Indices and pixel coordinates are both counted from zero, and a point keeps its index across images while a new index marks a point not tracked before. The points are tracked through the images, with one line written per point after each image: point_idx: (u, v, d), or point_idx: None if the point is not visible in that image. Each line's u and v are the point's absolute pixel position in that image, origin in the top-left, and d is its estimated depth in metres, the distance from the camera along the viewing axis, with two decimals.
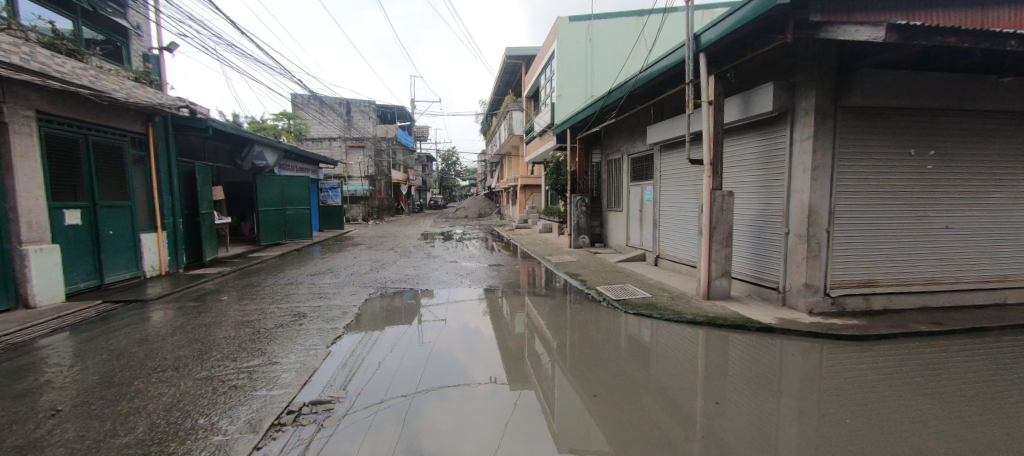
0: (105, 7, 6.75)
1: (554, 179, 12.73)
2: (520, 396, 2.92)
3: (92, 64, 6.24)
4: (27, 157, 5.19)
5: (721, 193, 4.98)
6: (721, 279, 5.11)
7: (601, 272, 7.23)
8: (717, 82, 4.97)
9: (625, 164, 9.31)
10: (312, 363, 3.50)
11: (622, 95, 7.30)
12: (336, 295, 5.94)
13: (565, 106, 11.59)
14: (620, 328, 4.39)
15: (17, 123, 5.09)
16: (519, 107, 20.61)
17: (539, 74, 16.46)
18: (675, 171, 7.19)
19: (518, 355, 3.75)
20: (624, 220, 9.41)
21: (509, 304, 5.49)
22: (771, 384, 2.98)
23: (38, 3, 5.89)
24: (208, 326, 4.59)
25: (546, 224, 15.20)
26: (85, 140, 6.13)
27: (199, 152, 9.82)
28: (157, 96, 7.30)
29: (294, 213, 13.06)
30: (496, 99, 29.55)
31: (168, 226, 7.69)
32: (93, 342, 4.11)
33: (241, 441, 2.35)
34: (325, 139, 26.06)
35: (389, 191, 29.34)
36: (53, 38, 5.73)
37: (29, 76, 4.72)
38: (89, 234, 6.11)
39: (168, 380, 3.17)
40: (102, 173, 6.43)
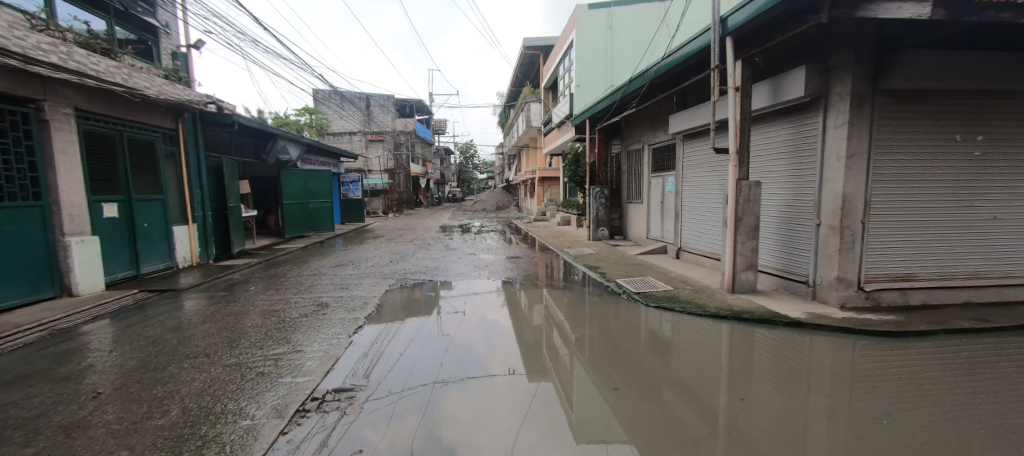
0: (135, 7, 6.96)
1: (573, 171, 12.59)
2: (538, 388, 2.91)
3: (124, 63, 6.47)
4: (68, 152, 5.45)
5: (747, 183, 4.81)
6: (746, 273, 4.96)
7: (621, 265, 7.15)
8: (745, 68, 4.76)
9: (645, 155, 9.13)
10: (336, 352, 3.58)
11: (643, 84, 7.11)
12: (358, 286, 6.06)
13: (584, 96, 11.38)
14: (639, 322, 4.32)
15: (58, 119, 5.33)
16: (537, 99, 20.40)
17: (557, 64, 16.21)
18: (699, 161, 6.98)
19: (536, 347, 3.73)
20: (644, 213, 9.25)
21: (528, 296, 5.48)
22: (799, 381, 2.88)
23: (74, 4, 6.10)
24: (237, 314, 4.76)
25: (565, 217, 15.08)
26: (120, 136, 6.38)
27: (226, 147, 10.10)
28: (185, 93, 7.53)
29: (316, 206, 13.36)
30: (514, 91, 29.35)
31: (198, 218, 7.98)
32: (130, 329, 4.31)
33: (268, 425, 2.42)
34: (346, 133, 26.47)
35: (409, 184, 29.69)
36: (88, 38, 5.95)
37: (68, 75, 4.90)
38: (126, 226, 6.40)
39: (199, 366, 3.30)
40: (136, 168, 6.70)
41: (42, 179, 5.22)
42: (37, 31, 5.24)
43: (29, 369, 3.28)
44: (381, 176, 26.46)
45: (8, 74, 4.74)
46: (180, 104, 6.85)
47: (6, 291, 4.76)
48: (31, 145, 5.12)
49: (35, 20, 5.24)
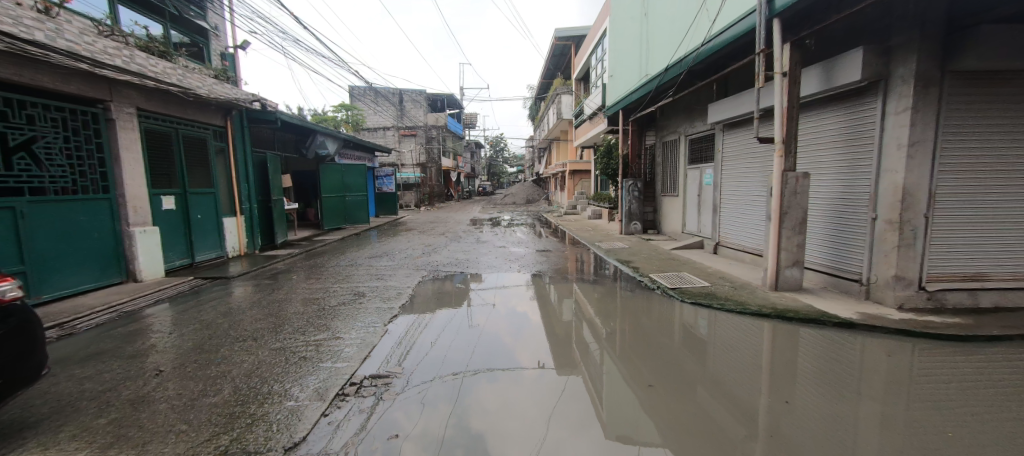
0: (188, 11, 7.39)
1: (605, 164, 12.35)
2: (568, 382, 2.88)
3: (179, 64, 6.90)
4: (131, 149, 5.89)
5: (794, 174, 4.55)
6: (791, 269, 4.70)
7: (655, 259, 6.97)
8: (794, 50, 4.47)
9: (682, 146, 8.81)
10: (371, 340, 3.70)
11: (680, 72, 6.84)
12: (392, 277, 6.24)
13: (616, 86, 11.07)
14: (673, 318, 4.19)
15: (122, 118, 5.76)
16: (569, 91, 20.11)
17: (589, 55, 15.86)
18: (740, 152, 6.66)
19: (565, 341, 3.71)
20: (680, 206, 8.95)
21: (557, 290, 5.45)
22: (849, 384, 2.70)
23: (134, 10, 6.54)
24: (281, 301, 5.02)
25: (596, 210, 14.83)
26: (176, 134, 6.83)
27: (270, 142, 10.61)
28: (233, 91, 7.94)
29: (353, 199, 13.84)
30: (545, 83, 29.02)
31: (246, 210, 8.46)
32: (187, 313, 4.64)
33: (311, 407, 2.55)
34: (380, 129, 27.18)
35: (440, 178, 30.16)
36: (147, 41, 6.38)
37: (130, 77, 5.26)
38: (183, 218, 6.87)
39: (248, 349, 3.51)
40: (191, 163, 7.17)
41: (110, 173, 5.68)
42: (104, 36, 5.68)
43: (102, 347, 3.61)
44: (413, 169, 27.04)
45: (78, 76, 5.16)
46: (228, 102, 7.23)
47: (81, 276, 5.25)
48: (100, 142, 5.58)
49: (102, 26, 5.70)
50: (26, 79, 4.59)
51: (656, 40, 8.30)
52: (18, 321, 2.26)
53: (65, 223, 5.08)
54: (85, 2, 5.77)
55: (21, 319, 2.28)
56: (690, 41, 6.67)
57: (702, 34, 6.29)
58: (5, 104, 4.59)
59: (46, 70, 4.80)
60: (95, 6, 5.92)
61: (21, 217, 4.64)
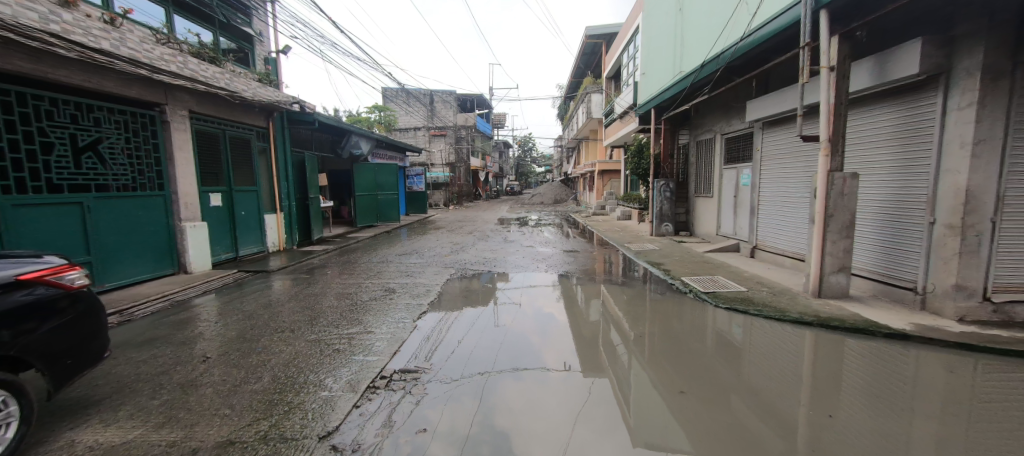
0: (236, 18, 7.80)
1: (635, 163, 12.10)
2: (594, 385, 2.83)
3: (226, 69, 7.30)
4: (184, 149, 6.29)
5: (842, 175, 4.30)
6: (836, 275, 4.44)
7: (687, 262, 6.76)
8: (843, 43, 4.23)
9: (717, 145, 8.51)
10: (401, 335, 3.79)
11: (717, 68, 6.60)
12: (421, 274, 6.36)
13: (648, 84, 10.82)
14: (706, 323, 4.05)
15: (176, 120, 6.16)
16: (599, 89, 19.81)
17: (621, 52, 15.53)
18: (782, 151, 6.35)
19: (592, 343, 3.65)
20: (714, 208, 8.63)
21: (585, 291, 5.38)
22: (900, 400, 2.53)
23: (188, 19, 6.93)
24: (316, 295, 5.22)
25: (626, 211, 14.54)
26: (223, 135, 7.23)
27: (308, 142, 11.08)
28: (275, 94, 8.33)
29: (384, 198, 14.20)
30: (575, 82, 28.70)
31: (285, 207, 8.86)
32: (231, 303, 4.91)
33: (344, 398, 2.64)
34: (411, 129, 27.74)
35: (469, 177, 30.47)
36: (199, 48, 6.80)
37: (184, 81, 5.61)
38: (229, 214, 7.27)
39: (286, 340, 3.67)
40: (236, 163, 7.58)
41: (165, 172, 6.10)
42: (160, 44, 6.11)
43: (156, 333, 3.88)
44: (442, 169, 27.45)
45: (139, 82, 5.56)
46: (270, 104, 7.60)
47: (140, 267, 5.67)
48: (157, 143, 5.99)
49: (160, 35, 6.14)
50: (94, 85, 5.00)
51: (691, 36, 8.06)
52: (85, 305, 2.46)
53: (126, 218, 5.49)
54: (145, 12, 6.13)
55: (88, 304, 2.49)
56: (728, 36, 6.43)
57: (741, 28, 6.05)
58: (77, 107, 5.02)
59: (111, 76, 5.20)
60: (153, 16, 6.28)
61: (88, 211, 5.05)
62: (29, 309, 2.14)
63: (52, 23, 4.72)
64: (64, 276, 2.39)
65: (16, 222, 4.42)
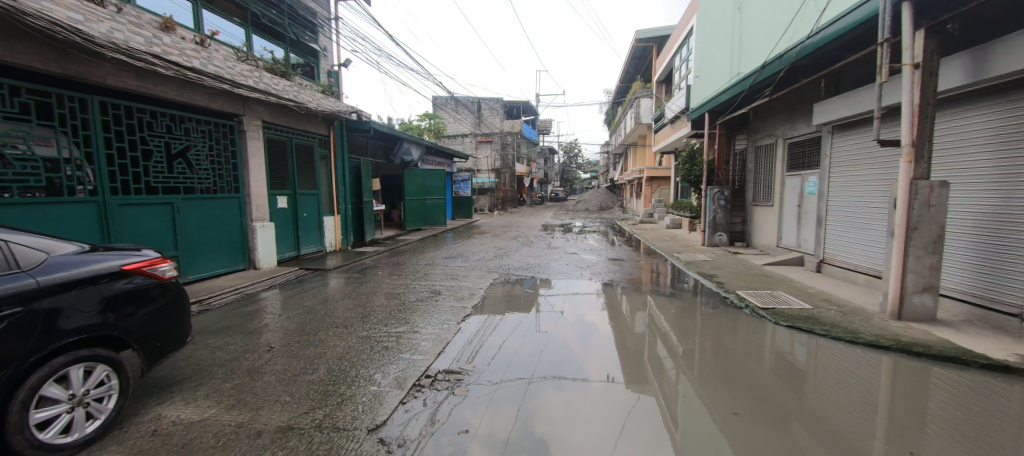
0: (304, 35, 8.45)
1: (687, 170, 11.60)
2: (638, 399, 2.74)
3: (294, 82, 7.94)
4: (257, 156, 6.90)
5: (927, 183, 3.87)
6: (921, 295, 3.98)
7: (742, 274, 6.37)
8: (930, 37, 3.82)
9: (779, 150, 7.97)
10: (445, 336, 3.89)
11: (780, 68, 6.18)
12: (465, 277, 6.50)
13: (702, 87, 10.37)
14: (763, 341, 3.78)
15: (252, 130, 6.77)
16: (648, 94, 19.30)
17: (673, 55, 15.02)
18: (855, 157, 5.82)
19: (637, 355, 3.53)
20: (775, 217, 8.07)
21: (630, 301, 5.21)
22: (1001, 441, 2.20)
23: (264, 38, 7.60)
24: (368, 294, 5.49)
25: (675, 219, 13.96)
26: (290, 142, 7.83)
27: (364, 149, 11.74)
28: (336, 105, 8.92)
29: (433, 202, 14.67)
30: (624, 87, 28.11)
31: (342, 210, 9.42)
32: (293, 298, 5.29)
33: (391, 394, 2.74)
34: (459, 135, 28.44)
35: (514, 183, 30.76)
36: (273, 63, 7.46)
37: (259, 94, 6.17)
38: (293, 215, 7.86)
39: (340, 335, 3.89)
40: (300, 168, 8.18)
41: (241, 176, 6.72)
42: (241, 61, 6.78)
43: (228, 322, 4.26)
44: (488, 174, 27.89)
45: (221, 96, 6.17)
46: (332, 114, 8.14)
47: (217, 262, 6.26)
48: (234, 150, 6.63)
49: (240, 53, 6.80)
50: (186, 99, 5.63)
51: (751, 35, 7.63)
52: (174, 294, 2.75)
53: (207, 218, 6.11)
54: (229, 34, 6.82)
55: (176, 293, 2.77)
56: (793, 35, 6.03)
57: (808, 25, 5.65)
58: (170, 119, 5.67)
59: (200, 91, 5.82)
60: (236, 37, 6.97)
61: (177, 211, 5.68)
62: (128, 296, 2.43)
63: (155, 45, 5.37)
64: (158, 267, 2.68)
65: (120, 219, 5.05)
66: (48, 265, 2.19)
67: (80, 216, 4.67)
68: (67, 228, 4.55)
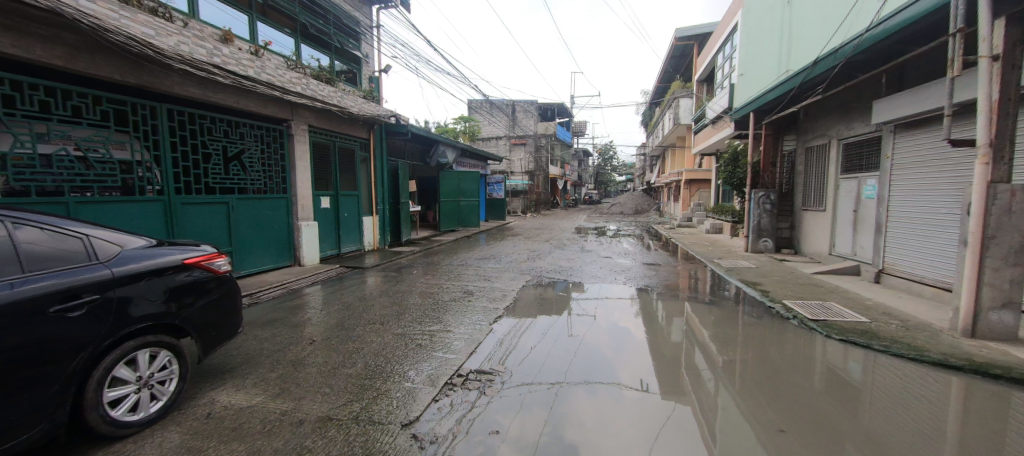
0: (348, 43, 8.84)
1: (729, 172, 11.10)
2: (674, 410, 2.64)
3: (339, 88, 8.32)
4: (303, 159, 7.27)
5: (1008, 187, 3.50)
6: (999, 312, 3.59)
7: (790, 283, 6.01)
8: (1012, 26, 3.46)
9: (833, 152, 7.47)
10: (478, 336, 3.93)
11: (834, 64, 5.81)
12: (498, 279, 6.53)
13: (747, 86, 9.92)
14: (812, 355, 3.54)
15: (299, 134, 7.15)
16: (688, 94, 18.67)
17: (715, 53, 14.46)
18: (921, 159, 5.35)
19: (673, 364, 3.41)
20: (827, 223, 7.56)
21: (667, 308, 5.05)
22: None
23: (312, 47, 8.02)
24: (404, 293, 5.63)
25: (716, 224, 13.38)
26: (334, 145, 8.19)
27: (401, 152, 12.09)
28: (376, 109, 9.25)
29: (467, 203, 14.87)
30: (662, 87, 27.33)
31: (380, 211, 9.74)
32: (333, 294, 5.52)
33: (424, 391, 2.80)
34: (494, 138, 28.70)
35: (547, 185, 30.62)
36: (319, 71, 7.85)
37: (307, 100, 6.51)
38: (334, 215, 8.21)
39: (377, 331, 4.02)
40: (343, 170, 8.54)
41: (288, 178, 7.11)
42: (291, 69, 7.19)
43: (275, 315, 4.51)
44: (522, 177, 27.94)
45: (273, 102, 6.56)
46: (372, 117, 8.46)
47: (265, 258, 6.65)
48: (283, 153, 7.02)
49: (290, 62, 7.21)
50: (242, 106, 6.03)
51: (802, 30, 7.22)
52: (228, 287, 2.95)
53: (257, 217, 6.51)
54: (281, 44, 7.25)
55: (230, 286, 2.97)
56: (850, 28, 5.65)
57: (867, 18, 5.28)
58: (228, 124, 6.09)
59: (254, 98, 6.22)
60: (287, 46, 7.40)
61: (231, 210, 6.08)
62: (188, 288, 2.63)
63: (216, 56, 5.81)
64: (214, 262, 2.87)
65: (183, 217, 5.47)
66: (122, 257, 2.40)
67: (149, 213, 5.09)
68: (137, 224, 4.97)
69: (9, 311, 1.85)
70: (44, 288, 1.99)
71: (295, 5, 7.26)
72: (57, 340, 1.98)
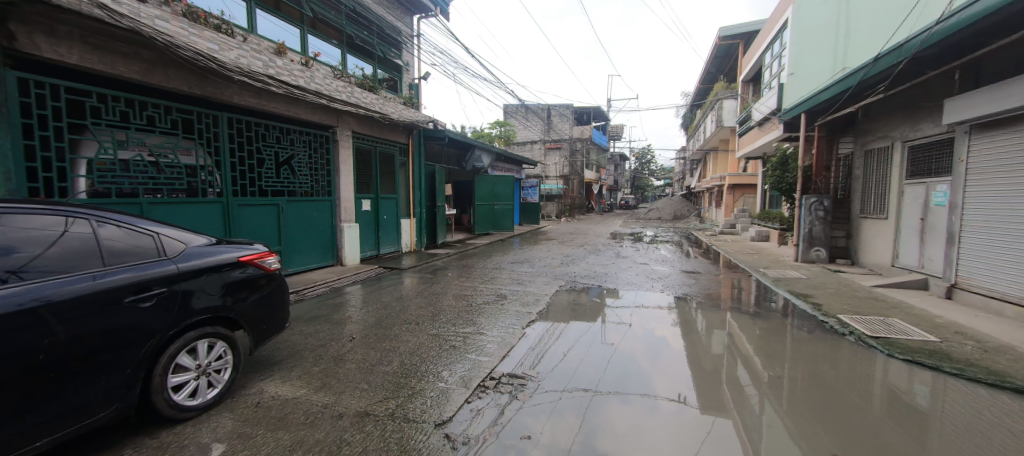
0: (390, 52, 9.18)
1: (777, 177, 10.53)
2: (713, 424, 2.53)
3: (380, 96, 8.65)
4: (347, 163, 7.60)
5: None
6: None
7: (844, 296, 5.61)
8: None
9: (897, 155, 6.91)
10: (510, 340, 3.94)
11: (897, 60, 5.38)
12: (532, 283, 6.53)
13: (798, 86, 9.38)
14: (870, 375, 3.27)
15: (343, 139, 7.50)
16: (732, 95, 17.93)
17: (763, 53, 13.81)
18: (1002, 163, 4.83)
19: (713, 377, 3.26)
20: (890, 232, 6.98)
21: (706, 318, 4.85)
22: None
23: (357, 57, 8.39)
24: (439, 294, 5.75)
25: (761, 231, 12.70)
26: (375, 150, 8.51)
27: (438, 156, 12.37)
28: (415, 115, 9.54)
29: (501, 208, 14.97)
30: (704, 89, 26.39)
31: (417, 214, 10.01)
32: (372, 294, 5.73)
33: (457, 392, 2.84)
34: (529, 142, 28.74)
35: (582, 190, 30.28)
36: (363, 79, 8.21)
37: (351, 108, 6.82)
38: (374, 218, 8.53)
39: (413, 331, 4.13)
40: (383, 174, 8.87)
41: (333, 182, 7.47)
42: (337, 79, 7.56)
43: (318, 312, 4.74)
44: (556, 181, 27.83)
45: (320, 110, 6.93)
46: (411, 123, 8.73)
47: (310, 258, 7.00)
48: (328, 158, 7.38)
49: (337, 71, 7.59)
50: (292, 113, 6.40)
51: (860, 25, 6.74)
52: (278, 284, 3.13)
53: (304, 218, 6.87)
54: (329, 54, 7.65)
55: (279, 283, 3.15)
56: (917, 20, 5.21)
57: (938, 9, 4.85)
58: (279, 131, 6.49)
59: (304, 106, 6.60)
60: (334, 57, 7.80)
61: (281, 211, 6.46)
62: (241, 283, 2.82)
63: (270, 68, 6.23)
64: (266, 260, 3.06)
65: (238, 218, 5.87)
66: (187, 254, 2.60)
67: (209, 214, 5.50)
68: (199, 224, 5.39)
69: (92, 301, 2.05)
70: (120, 281, 2.18)
71: (342, 18, 7.65)
72: (132, 328, 2.18)
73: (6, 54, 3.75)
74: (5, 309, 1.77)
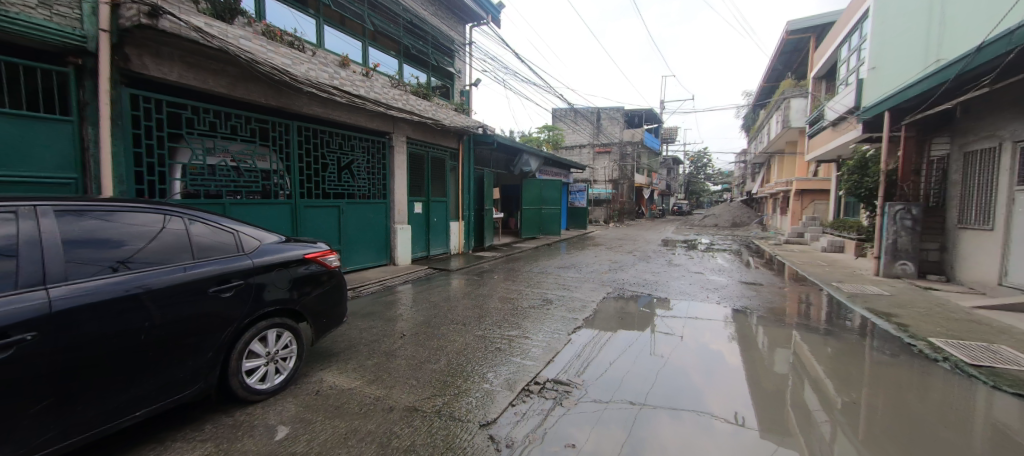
0: (443, 60, 9.52)
1: (855, 182, 9.56)
2: (775, 449, 2.34)
3: (434, 103, 8.95)
4: (401, 167, 7.96)
5: None
6: None
7: (937, 317, 4.95)
8: None
9: (1005, 158, 6.03)
10: (556, 345, 3.90)
11: (1007, 49, 4.70)
12: (578, 289, 6.43)
13: (880, 81, 8.48)
14: (968, 409, 2.87)
15: (398, 145, 7.86)
16: (802, 93, 16.57)
17: (838, 46, 12.65)
18: None
19: (775, 398, 3.02)
20: (996, 245, 6.09)
21: (768, 333, 4.51)
22: None
23: (413, 66, 8.78)
24: (485, 296, 5.83)
25: (835, 241, 11.59)
26: (427, 155, 8.83)
27: (488, 161, 12.48)
28: (466, 121, 9.78)
29: (548, 212, 14.91)
30: (769, 88, 24.63)
31: (466, 217, 10.24)
32: (422, 294, 5.93)
33: (502, 394, 2.86)
34: (578, 146, 28.37)
35: (632, 194, 29.37)
36: (418, 87, 8.52)
37: (406, 115, 7.13)
38: (425, 220, 8.84)
39: (459, 331, 4.22)
40: (434, 178, 9.18)
41: (388, 185, 7.85)
42: (394, 87, 7.93)
43: (372, 309, 4.99)
44: (605, 185, 27.24)
45: (378, 117, 7.31)
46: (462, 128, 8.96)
47: (366, 257, 7.39)
48: (384, 163, 7.77)
49: (394, 80, 7.96)
50: (353, 121, 6.83)
51: (958, 11, 5.98)
52: (338, 280, 3.33)
53: (361, 219, 7.28)
54: (386, 64, 8.09)
55: (339, 280, 3.35)
56: None
57: None
58: (342, 138, 6.94)
59: (363, 114, 7.00)
60: (391, 66, 8.23)
61: (341, 213, 6.88)
62: (306, 279, 3.04)
63: (335, 78, 6.61)
64: (327, 258, 3.27)
65: (304, 218, 6.34)
66: (261, 250, 2.85)
67: (279, 214, 5.99)
68: (271, 223, 5.89)
69: (183, 289, 2.30)
70: (205, 273, 2.43)
71: (400, 30, 8.05)
72: (215, 315, 2.43)
73: (122, 73, 4.35)
74: (115, 293, 2.04)
